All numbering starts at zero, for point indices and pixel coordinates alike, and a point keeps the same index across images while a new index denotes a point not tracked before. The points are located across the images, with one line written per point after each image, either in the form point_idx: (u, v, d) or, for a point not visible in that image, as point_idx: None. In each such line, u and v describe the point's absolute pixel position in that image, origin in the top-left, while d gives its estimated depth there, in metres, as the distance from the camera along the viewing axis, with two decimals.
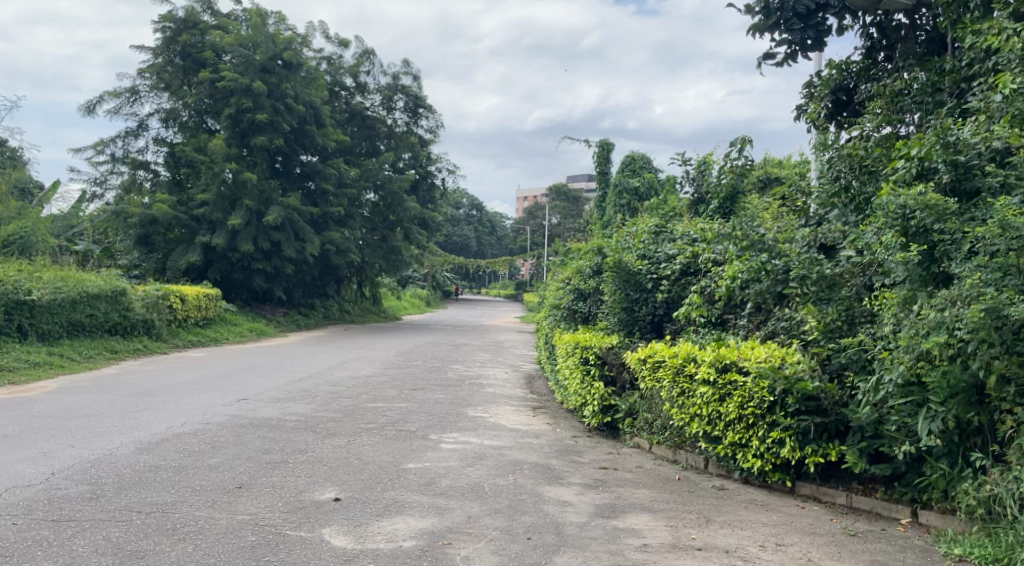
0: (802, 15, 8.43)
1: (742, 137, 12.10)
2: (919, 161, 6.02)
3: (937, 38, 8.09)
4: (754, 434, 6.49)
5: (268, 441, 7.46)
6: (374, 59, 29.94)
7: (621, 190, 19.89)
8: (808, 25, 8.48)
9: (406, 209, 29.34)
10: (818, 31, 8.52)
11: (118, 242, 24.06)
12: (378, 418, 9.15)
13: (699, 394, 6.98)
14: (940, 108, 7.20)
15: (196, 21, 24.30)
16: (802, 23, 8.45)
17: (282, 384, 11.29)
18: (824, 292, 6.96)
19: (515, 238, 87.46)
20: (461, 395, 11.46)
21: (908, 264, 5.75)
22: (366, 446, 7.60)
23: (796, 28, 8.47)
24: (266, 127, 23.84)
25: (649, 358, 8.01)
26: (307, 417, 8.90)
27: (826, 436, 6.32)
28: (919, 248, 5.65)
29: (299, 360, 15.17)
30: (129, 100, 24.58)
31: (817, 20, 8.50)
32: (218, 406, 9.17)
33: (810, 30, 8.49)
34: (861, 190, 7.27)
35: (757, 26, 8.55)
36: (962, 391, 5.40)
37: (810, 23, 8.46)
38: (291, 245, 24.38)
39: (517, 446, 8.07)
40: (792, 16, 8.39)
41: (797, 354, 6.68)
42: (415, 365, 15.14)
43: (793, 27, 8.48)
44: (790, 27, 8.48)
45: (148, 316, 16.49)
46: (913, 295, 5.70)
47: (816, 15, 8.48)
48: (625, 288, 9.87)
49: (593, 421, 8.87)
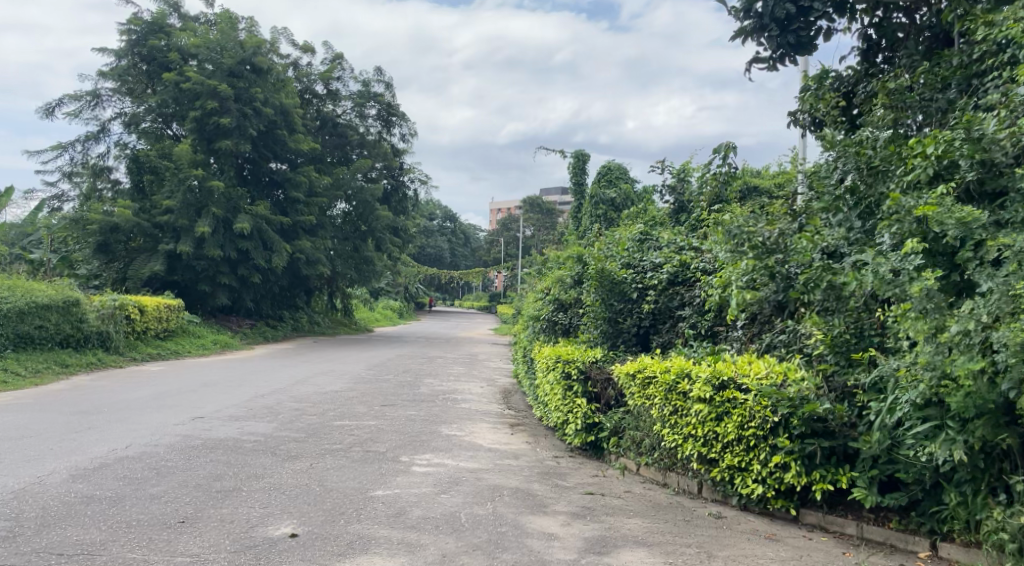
0: (780, 20, 7.86)
1: (726, 144, 11.61)
2: (939, 159, 5.60)
3: (940, 35, 7.69)
4: (755, 458, 5.96)
5: (221, 466, 6.77)
6: (345, 64, 29.29)
7: (597, 200, 19.41)
8: (787, 30, 7.93)
9: (377, 218, 28.73)
10: (799, 36, 7.96)
11: (76, 251, 23.08)
12: (345, 438, 8.50)
13: (694, 413, 6.41)
14: (951, 107, 6.78)
15: (163, 24, 23.50)
16: (781, 28, 7.91)
17: (243, 401, 10.57)
18: (831, 303, 6.39)
19: (489, 250, 87.09)
20: (434, 412, 10.82)
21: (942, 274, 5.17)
22: (331, 470, 6.93)
23: (773, 34, 7.93)
24: (233, 132, 23.07)
25: (639, 373, 7.41)
26: (266, 437, 8.22)
27: (835, 460, 5.78)
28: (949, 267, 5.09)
29: (264, 375, 14.44)
30: (90, 104, 23.69)
31: (798, 26, 7.94)
32: (168, 426, 8.44)
33: (790, 35, 7.93)
34: (870, 192, 6.84)
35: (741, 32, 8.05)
36: (990, 412, 4.87)
37: (790, 28, 7.91)
38: (260, 254, 23.65)
39: (494, 469, 7.46)
40: (770, 22, 7.86)
41: (800, 371, 6.19)
42: (386, 379, 14.47)
43: (772, 32, 7.95)
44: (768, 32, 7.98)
45: (103, 328, 15.60)
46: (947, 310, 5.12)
47: (797, 20, 7.92)
48: (609, 297, 9.28)
49: (576, 440, 8.28)
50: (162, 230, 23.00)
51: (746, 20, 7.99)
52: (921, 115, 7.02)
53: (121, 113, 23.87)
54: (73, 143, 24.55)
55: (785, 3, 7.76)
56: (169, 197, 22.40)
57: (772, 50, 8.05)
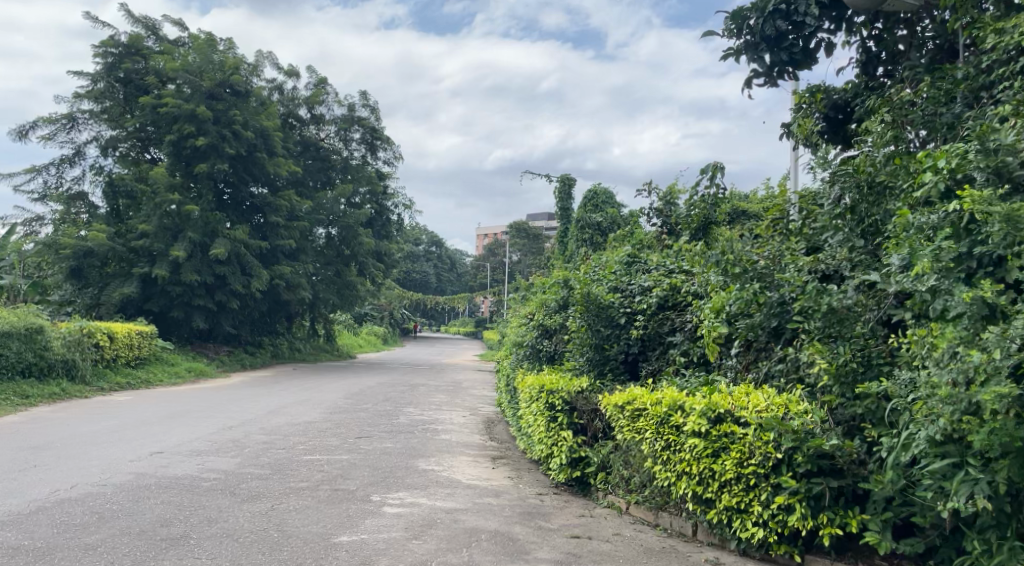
0: (772, 36, 7.46)
1: (715, 164, 11.14)
2: (951, 172, 5.18)
3: (946, 46, 7.28)
4: (756, 499, 5.44)
5: (171, 509, 6.19)
6: (329, 88, 28.86)
7: (584, 224, 18.93)
8: (778, 48, 7.54)
9: (361, 243, 28.20)
10: (792, 52, 7.54)
11: (48, 276, 22.40)
12: (314, 474, 7.92)
13: (688, 449, 5.91)
14: (956, 120, 6.29)
15: (140, 46, 23.03)
16: (771, 47, 7.53)
17: (208, 434, 9.96)
18: (834, 329, 5.89)
19: (475, 275, 86.53)
20: (412, 444, 10.23)
21: (971, 301, 4.71)
22: (293, 513, 6.35)
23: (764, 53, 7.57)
24: (210, 154, 22.56)
25: (628, 405, 6.87)
26: (227, 474, 7.63)
27: (844, 502, 5.27)
28: (976, 292, 4.63)
29: (236, 404, 13.81)
30: (65, 127, 23.16)
31: (790, 42, 7.52)
32: (122, 462, 7.84)
33: (782, 53, 7.54)
34: (872, 212, 6.38)
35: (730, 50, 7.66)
36: (1017, 451, 4.37)
37: (782, 46, 7.51)
38: (237, 279, 23.06)
39: (473, 509, 6.90)
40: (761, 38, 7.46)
41: (802, 404, 5.70)
42: (364, 409, 13.83)
43: (762, 48, 7.54)
44: (758, 51, 7.61)
45: (69, 356, 14.96)
46: (971, 338, 4.64)
47: (790, 36, 7.49)
48: (595, 323, 8.73)
49: (561, 475, 7.74)
50: (138, 254, 22.42)
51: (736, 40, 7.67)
52: (923, 130, 6.57)
53: (97, 136, 23.36)
54: (47, 166, 24.01)
55: (775, 21, 7.36)
56: (145, 221, 21.86)
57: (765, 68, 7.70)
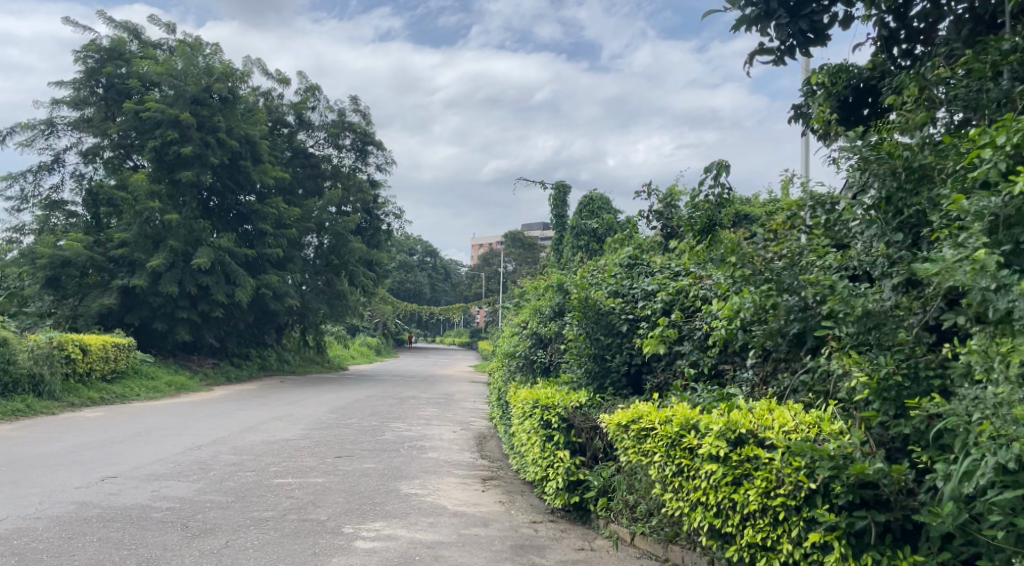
0: (790, 3, 6.70)
1: (720, 162, 9.15)
2: (1014, 150, 4.44)
3: (984, 15, 6.39)
4: (785, 535, 4.65)
5: (106, 548, 5.38)
6: (320, 94, 28.10)
7: (579, 231, 18.24)
8: (797, 17, 6.77)
9: (351, 251, 27.38)
10: (813, 22, 6.79)
11: (24, 287, 21.49)
12: (283, 501, 7.12)
13: (703, 475, 5.12)
14: (1009, 97, 5.42)
15: (122, 50, 22.27)
16: (790, 14, 6.75)
17: (172, 454, 9.15)
18: (869, 336, 5.09)
19: (470, 285, 85.91)
20: (395, 464, 9.41)
21: None
22: (248, 551, 5.53)
23: (782, 22, 6.76)
24: (193, 161, 21.71)
25: (633, 423, 6.05)
26: (185, 502, 6.83)
27: (890, 539, 4.50)
28: None
29: (212, 421, 12.97)
30: (43, 133, 22.35)
31: (810, 10, 6.77)
32: (66, 490, 7.01)
33: (801, 22, 6.77)
34: (912, 199, 5.53)
35: (740, 20, 6.86)
36: None
37: (802, 13, 6.75)
38: (221, 289, 22.18)
39: (459, 542, 6.08)
40: (778, 6, 6.68)
41: (836, 423, 4.90)
42: (348, 425, 12.99)
43: (780, 19, 6.75)
44: (775, 21, 6.78)
45: (37, 371, 14.13)
46: None
47: (810, 3, 6.77)
48: (595, 331, 8.00)
49: (557, 501, 6.96)
50: (118, 263, 21.60)
51: (748, 7, 6.74)
52: (963, 111, 5.73)
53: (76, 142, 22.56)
54: (25, 174, 23.23)
55: None
56: (125, 229, 21.06)
57: (781, 41, 6.90)
